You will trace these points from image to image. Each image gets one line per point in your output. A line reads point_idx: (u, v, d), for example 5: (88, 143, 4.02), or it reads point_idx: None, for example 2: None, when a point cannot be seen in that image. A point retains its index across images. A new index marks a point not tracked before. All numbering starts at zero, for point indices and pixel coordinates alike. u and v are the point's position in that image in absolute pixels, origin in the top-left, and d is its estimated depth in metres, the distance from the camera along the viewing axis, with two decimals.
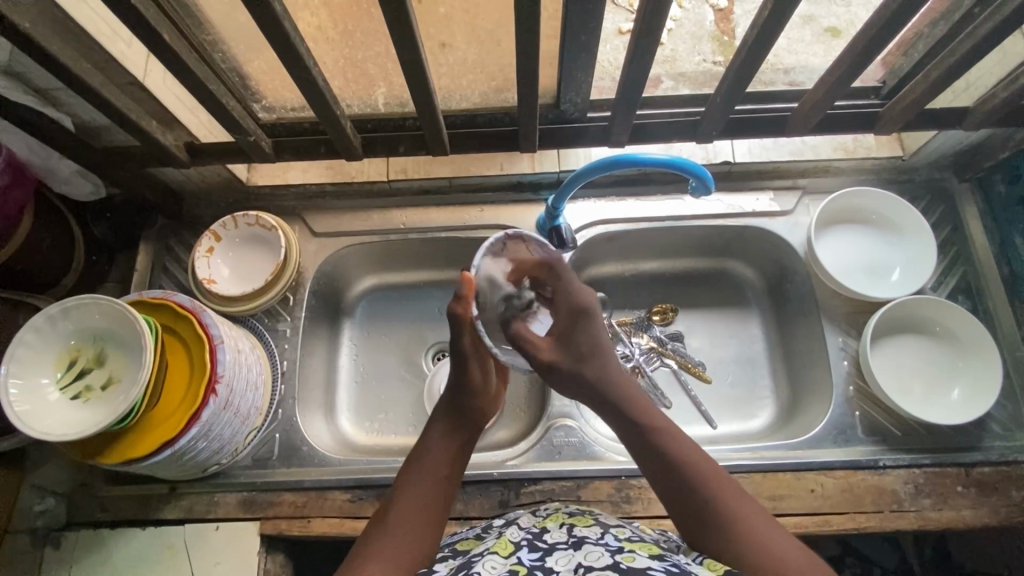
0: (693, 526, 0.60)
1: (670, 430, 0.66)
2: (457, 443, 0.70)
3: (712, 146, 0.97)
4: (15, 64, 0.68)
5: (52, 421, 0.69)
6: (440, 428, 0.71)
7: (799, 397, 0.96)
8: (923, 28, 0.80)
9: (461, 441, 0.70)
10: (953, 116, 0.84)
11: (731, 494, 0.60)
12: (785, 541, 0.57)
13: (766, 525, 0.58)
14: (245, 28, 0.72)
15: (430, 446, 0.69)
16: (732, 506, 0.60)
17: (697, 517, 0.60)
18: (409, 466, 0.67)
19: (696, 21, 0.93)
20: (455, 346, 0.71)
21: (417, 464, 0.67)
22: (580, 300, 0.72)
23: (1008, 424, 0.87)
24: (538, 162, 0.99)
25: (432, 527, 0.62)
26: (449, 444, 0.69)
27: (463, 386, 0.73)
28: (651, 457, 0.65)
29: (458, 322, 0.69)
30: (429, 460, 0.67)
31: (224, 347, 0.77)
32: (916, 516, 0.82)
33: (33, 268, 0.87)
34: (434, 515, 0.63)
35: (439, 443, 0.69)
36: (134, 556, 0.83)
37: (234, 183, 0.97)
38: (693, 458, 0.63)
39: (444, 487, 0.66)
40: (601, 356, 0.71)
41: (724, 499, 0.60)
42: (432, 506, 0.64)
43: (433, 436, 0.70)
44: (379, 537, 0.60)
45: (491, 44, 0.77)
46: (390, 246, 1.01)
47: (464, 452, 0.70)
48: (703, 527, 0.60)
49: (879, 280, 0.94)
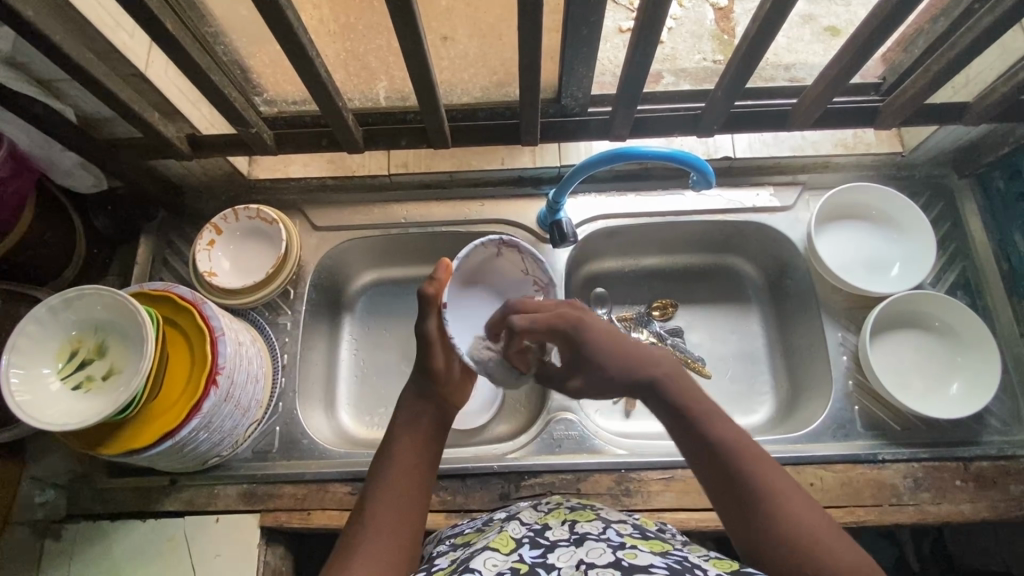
0: (737, 516, 0.58)
1: (717, 415, 0.63)
2: (426, 435, 0.68)
3: (713, 141, 0.97)
4: (18, 54, 0.69)
5: (54, 412, 0.69)
6: (405, 421, 0.69)
7: (798, 391, 0.96)
8: (924, 25, 0.80)
9: (431, 431, 0.69)
10: (953, 111, 0.85)
11: (775, 482, 0.58)
12: (832, 530, 0.55)
13: (818, 519, 0.56)
14: (247, 19, 0.72)
15: (398, 441, 0.67)
16: (792, 504, 0.57)
17: (741, 505, 0.58)
18: (379, 464, 0.66)
19: (696, 19, 0.94)
20: (420, 332, 0.70)
21: (386, 461, 0.65)
22: (562, 319, 0.68)
23: (1008, 419, 0.87)
24: (539, 156, 0.99)
25: (407, 526, 0.61)
26: (416, 437, 0.68)
27: (428, 375, 0.71)
28: (693, 438, 0.62)
29: (427, 304, 0.69)
30: (398, 455, 0.66)
31: (225, 339, 0.77)
32: (915, 510, 0.83)
33: (35, 259, 0.87)
34: (408, 513, 0.61)
35: (406, 435, 0.67)
36: (135, 548, 0.83)
37: (235, 176, 0.99)
38: (736, 443, 0.61)
39: (416, 481, 0.64)
40: (629, 352, 0.68)
41: (774, 487, 0.58)
42: (405, 503, 0.62)
43: (400, 431, 0.68)
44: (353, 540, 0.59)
45: (493, 38, 0.77)
46: (392, 241, 1.01)
47: (433, 442, 0.69)
48: (748, 518, 0.57)
49: (879, 276, 0.94)
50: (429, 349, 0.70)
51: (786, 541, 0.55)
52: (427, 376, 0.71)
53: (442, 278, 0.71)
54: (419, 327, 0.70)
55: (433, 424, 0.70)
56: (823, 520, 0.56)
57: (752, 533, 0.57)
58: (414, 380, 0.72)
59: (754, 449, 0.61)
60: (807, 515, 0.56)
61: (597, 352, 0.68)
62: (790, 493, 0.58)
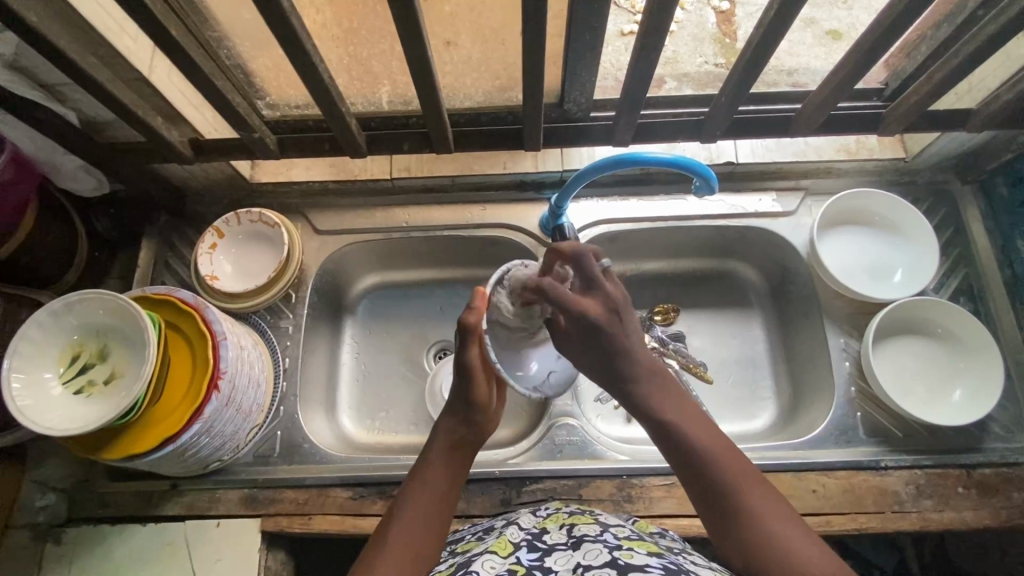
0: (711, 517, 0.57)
1: (699, 429, 0.60)
2: (462, 459, 0.66)
3: (715, 146, 0.97)
4: (20, 58, 0.69)
5: (56, 417, 0.69)
6: (444, 439, 0.67)
7: (801, 397, 0.96)
8: (928, 30, 0.79)
9: (462, 462, 0.66)
10: (957, 117, 0.84)
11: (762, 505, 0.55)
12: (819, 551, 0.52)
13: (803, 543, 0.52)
14: (249, 24, 0.72)
15: (432, 460, 0.65)
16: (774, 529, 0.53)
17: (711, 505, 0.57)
18: (406, 486, 0.63)
19: (698, 23, 0.94)
20: (461, 363, 0.68)
21: (415, 484, 0.63)
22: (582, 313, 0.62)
23: (1010, 426, 0.87)
24: (542, 160, 0.99)
25: (433, 542, 0.59)
26: (450, 465, 0.65)
27: (471, 403, 0.68)
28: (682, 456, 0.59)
29: (469, 334, 0.67)
30: (426, 480, 0.63)
31: (227, 343, 0.77)
32: (917, 517, 0.82)
33: (37, 263, 0.87)
34: (430, 536, 0.59)
35: (441, 453, 0.66)
36: (134, 553, 0.83)
37: (237, 180, 0.98)
38: (708, 445, 0.59)
39: (442, 506, 0.62)
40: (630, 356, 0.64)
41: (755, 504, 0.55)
42: (429, 525, 0.59)
43: (433, 456, 0.65)
44: (375, 555, 0.56)
45: (496, 43, 0.77)
46: (393, 245, 1.01)
47: (464, 471, 0.66)
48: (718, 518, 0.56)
49: (882, 282, 0.94)
50: (474, 378, 0.68)
51: (753, 544, 0.53)
52: (472, 404, 0.68)
53: (480, 307, 0.68)
54: (460, 357, 0.68)
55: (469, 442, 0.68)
56: (794, 526, 0.54)
57: (728, 539, 0.55)
58: (458, 406, 0.69)
59: (731, 452, 0.59)
60: (780, 519, 0.54)
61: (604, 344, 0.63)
62: (759, 494, 0.56)
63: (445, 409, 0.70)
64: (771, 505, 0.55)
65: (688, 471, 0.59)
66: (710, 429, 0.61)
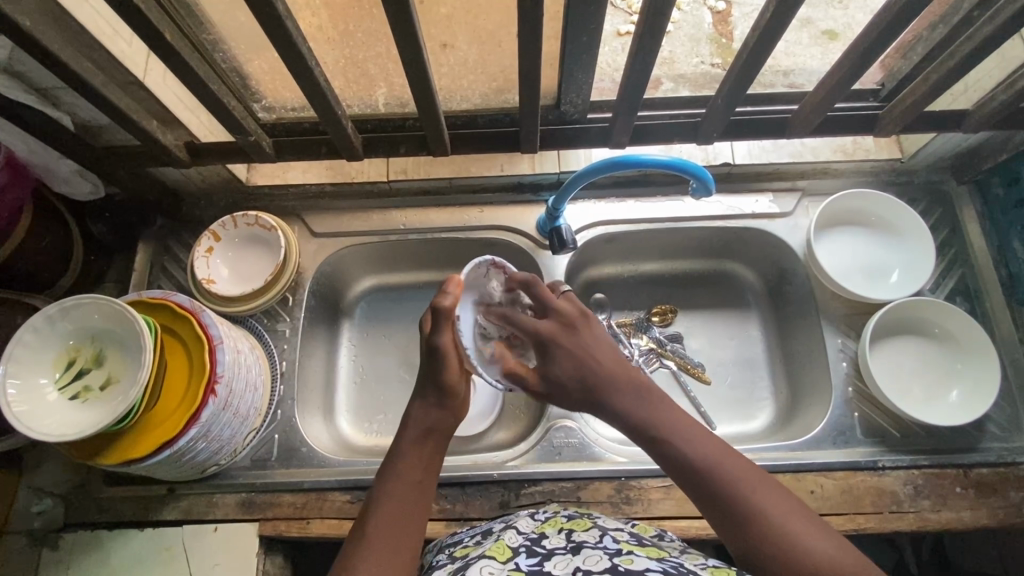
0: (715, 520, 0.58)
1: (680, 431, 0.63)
2: (433, 450, 0.65)
3: (711, 147, 0.97)
4: (14, 63, 0.68)
5: (50, 423, 0.68)
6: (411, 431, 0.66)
7: (797, 397, 0.96)
8: (922, 31, 0.79)
9: (436, 448, 0.66)
10: (952, 117, 0.85)
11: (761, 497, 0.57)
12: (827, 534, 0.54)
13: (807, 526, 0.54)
14: (245, 27, 0.71)
15: (402, 454, 0.64)
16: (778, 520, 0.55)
17: (712, 507, 0.58)
18: (381, 478, 0.63)
19: (695, 23, 0.94)
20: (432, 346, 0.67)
21: (389, 477, 0.62)
22: (543, 329, 0.69)
23: (1007, 425, 0.87)
24: (538, 163, 0.99)
25: (410, 541, 0.58)
26: (421, 455, 0.64)
27: (442, 388, 0.67)
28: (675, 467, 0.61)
29: (442, 317, 0.66)
30: (401, 471, 0.62)
31: (224, 347, 0.77)
32: (915, 517, 0.82)
33: (33, 267, 0.87)
34: (409, 529, 0.59)
35: (412, 447, 0.65)
36: (131, 558, 0.83)
37: (234, 183, 0.98)
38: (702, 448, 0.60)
39: (419, 497, 0.62)
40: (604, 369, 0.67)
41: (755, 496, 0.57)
42: (406, 519, 0.59)
43: (404, 445, 0.65)
44: (358, 551, 0.56)
45: (492, 45, 0.77)
46: (390, 247, 1.00)
47: (438, 460, 0.65)
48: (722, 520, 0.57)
49: (878, 282, 0.94)
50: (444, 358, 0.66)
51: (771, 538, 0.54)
52: (442, 389, 0.67)
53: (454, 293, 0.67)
54: (432, 338, 0.67)
55: (441, 431, 0.67)
56: (796, 515, 0.55)
57: (738, 541, 0.56)
58: (429, 392, 0.67)
59: (722, 452, 0.61)
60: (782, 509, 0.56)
61: (565, 360, 0.68)
62: (758, 486, 0.57)
63: (415, 395, 0.69)
64: (771, 497, 0.57)
65: (683, 474, 0.60)
66: (699, 431, 0.63)
